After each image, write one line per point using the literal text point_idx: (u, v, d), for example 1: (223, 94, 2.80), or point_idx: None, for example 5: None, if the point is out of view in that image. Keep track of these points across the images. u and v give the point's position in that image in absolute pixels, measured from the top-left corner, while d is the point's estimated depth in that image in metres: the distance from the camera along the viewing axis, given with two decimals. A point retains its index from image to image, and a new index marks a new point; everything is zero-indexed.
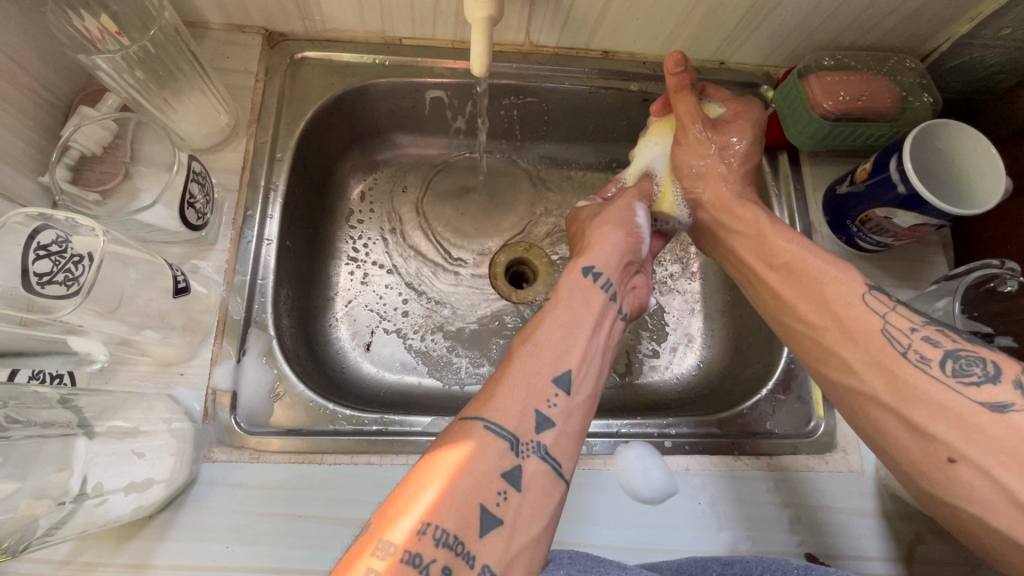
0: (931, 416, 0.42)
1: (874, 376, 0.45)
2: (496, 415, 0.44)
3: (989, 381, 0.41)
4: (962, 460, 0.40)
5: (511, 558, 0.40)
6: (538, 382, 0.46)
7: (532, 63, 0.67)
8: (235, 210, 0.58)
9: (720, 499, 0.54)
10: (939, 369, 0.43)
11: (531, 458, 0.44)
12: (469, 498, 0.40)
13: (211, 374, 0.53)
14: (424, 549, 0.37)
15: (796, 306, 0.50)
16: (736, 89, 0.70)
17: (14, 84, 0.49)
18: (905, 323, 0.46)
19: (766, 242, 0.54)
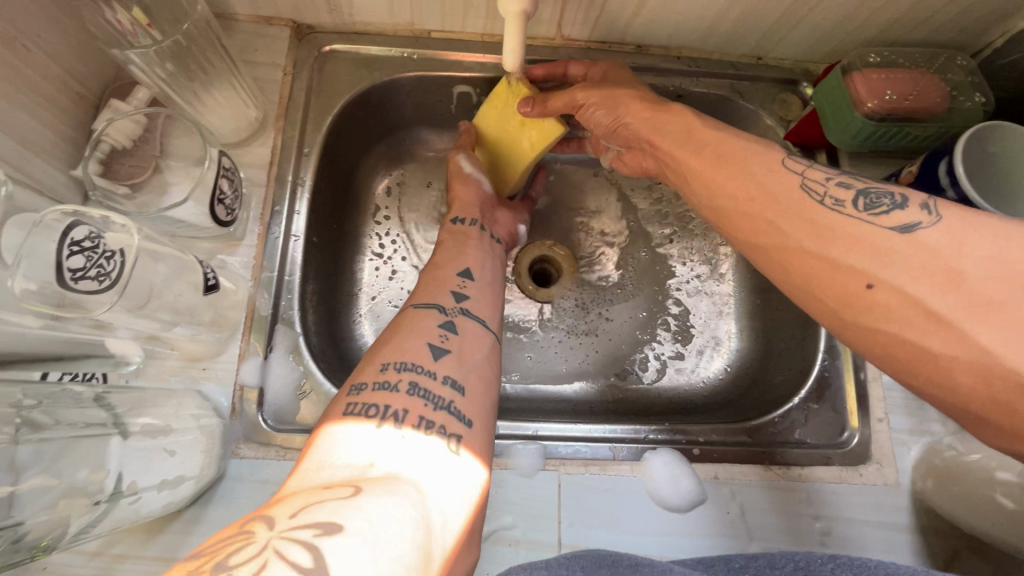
0: (842, 248, 0.40)
1: (796, 228, 0.42)
2: (419, 300, 0.51)
3: (899, 209, 0.39)
4: (880, 285, 0.37)
5: (470, 374, 0.45)
6: (441, 278, 0.54)
7: (563, 57, 0.65)
8: (262, 205, 0.58)
9: (749, 509, 0.53)
10: (853, 207, 0.41)
11: (460, 316, 0.50)
12: (417, 341, 0.46)
13: (238, 370, 0.53)
14: (390, 376, 0.42)
15: (725, 187, 0.46)
16: (774, 86, 0.67)
17: (46, 76, 0.49)
18: (820, 176, 0.44)
19: (695, 132, 0.50)
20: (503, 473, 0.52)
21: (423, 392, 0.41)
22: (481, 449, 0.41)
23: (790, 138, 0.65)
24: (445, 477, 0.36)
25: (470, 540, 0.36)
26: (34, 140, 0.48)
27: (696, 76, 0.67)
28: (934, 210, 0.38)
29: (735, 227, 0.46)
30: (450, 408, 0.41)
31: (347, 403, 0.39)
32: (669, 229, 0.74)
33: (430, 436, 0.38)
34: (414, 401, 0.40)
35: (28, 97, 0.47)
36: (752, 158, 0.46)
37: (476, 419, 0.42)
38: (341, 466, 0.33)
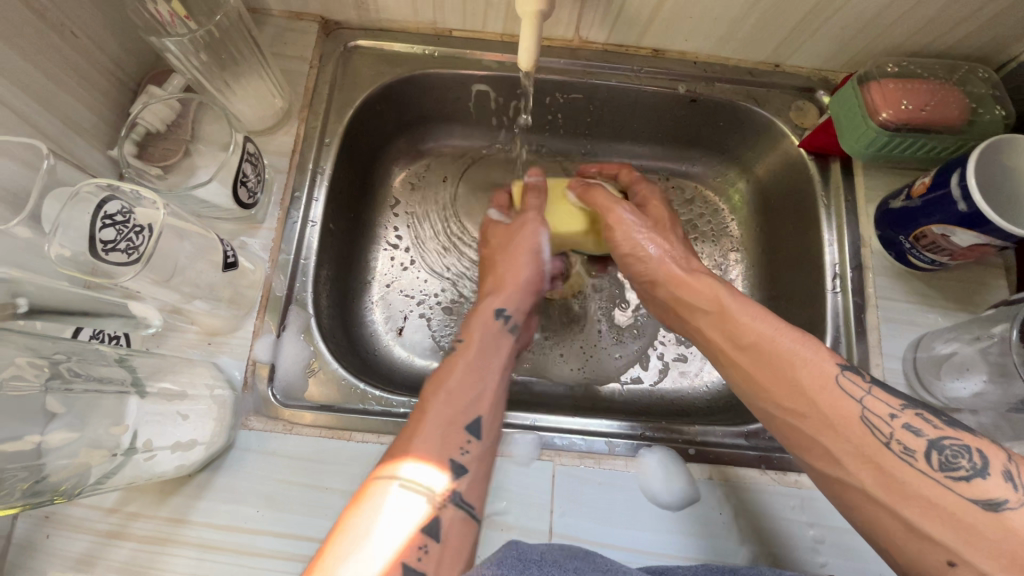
0: (913, 505, 0.38)
1: (860, 470, 0.41)
2: (417, 460, 0.44)
3: (979, 476, 0.37)
4: (964, 565, 0.36)
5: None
6: (448, 431, 0.46)
7: (579, 58, 0.67)
8: (283, 190, 0.61)
9: (742, 512, 0.53)
10: (925, 463, 0.39)
11: (447, 506, 0.43)
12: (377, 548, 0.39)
13: (252, 347, 0.56)
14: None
15: (767, 388, 0.46)
16: (791, 93, 0.67)
17: (91, 62, 0.53)
18: (884, 410, 0.41)
19: (730, 324, 0.50)
20: (500, 460, 0.54)
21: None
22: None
23: (803, 147, 0.65)
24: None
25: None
26: (76, 121, 0.52)
27: (712, 81, 0.67)
28: (1018, 481, 0.36)
29: (790, 440, 0.45)
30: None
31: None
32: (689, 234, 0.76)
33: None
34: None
35: (72, 79, 0.51)
36: (804, 356, 0.45)
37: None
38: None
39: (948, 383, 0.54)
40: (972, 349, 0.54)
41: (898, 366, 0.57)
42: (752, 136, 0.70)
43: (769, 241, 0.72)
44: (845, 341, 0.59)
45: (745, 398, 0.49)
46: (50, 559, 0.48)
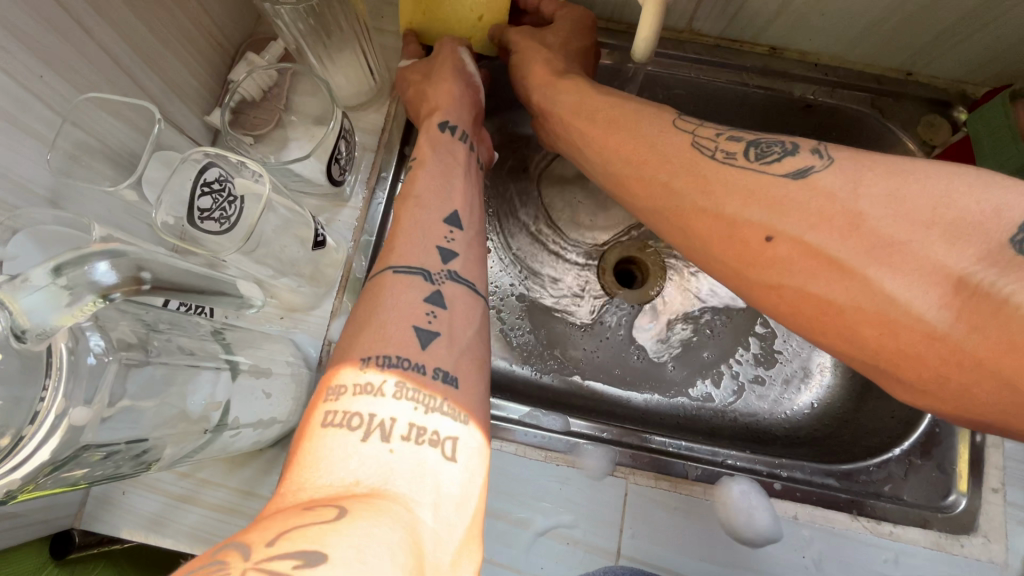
0: (818, 202, 0.39)
1: (687, 187, 0.45)
2: (400, 260, 0.45)
3: (789, 155, 0.43)
4: (778, 236, 0.40)
5: (461, 359, 0.41)
6: (427, 223, 0.47)
7: (688, 52, 0.62)
8: (371, 169, 0.59)
9: (827, 558, 0.49)
10: (744, 158, 0.44)
11: (445, 284, 0.45)
12: (401, 328, 0.41)
13: (328, 326, 0.55)
14: (373, 380, 0.37)
15: (619, 149, 0.50)
16: (922, 106, 0.61)
17: (198, 25, 0.53)
18: (710, 133, 0.47)
19: (586, 103, 0.53)
20: (570, 471, 0.51)
21: (412, 390, 0.37)
22: (476, 442, 0.37)
23: None
24: (431, 474, 0.33)
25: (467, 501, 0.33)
26: (178, 84, 0.52)
27: (832, 87, 0.61)
28: (823, 152, 0.42)
29: (635, 194, 0.49)
30: (443, 408, 0.37)
31: (324, 414, 0.35)
32: None
33: (423, 448, 0.34)
34: (403, 406, 0.36)
35: (178, 41, 0.51)
36: (649, 123, 0.49)
37: (472, 414, 0.38)
38: (321, 476, 0.31)
39: None
40: None
41: None
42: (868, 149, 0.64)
43: None
44: None
45: (601, 167, 0.52)
46: (124, 516, 0.49)
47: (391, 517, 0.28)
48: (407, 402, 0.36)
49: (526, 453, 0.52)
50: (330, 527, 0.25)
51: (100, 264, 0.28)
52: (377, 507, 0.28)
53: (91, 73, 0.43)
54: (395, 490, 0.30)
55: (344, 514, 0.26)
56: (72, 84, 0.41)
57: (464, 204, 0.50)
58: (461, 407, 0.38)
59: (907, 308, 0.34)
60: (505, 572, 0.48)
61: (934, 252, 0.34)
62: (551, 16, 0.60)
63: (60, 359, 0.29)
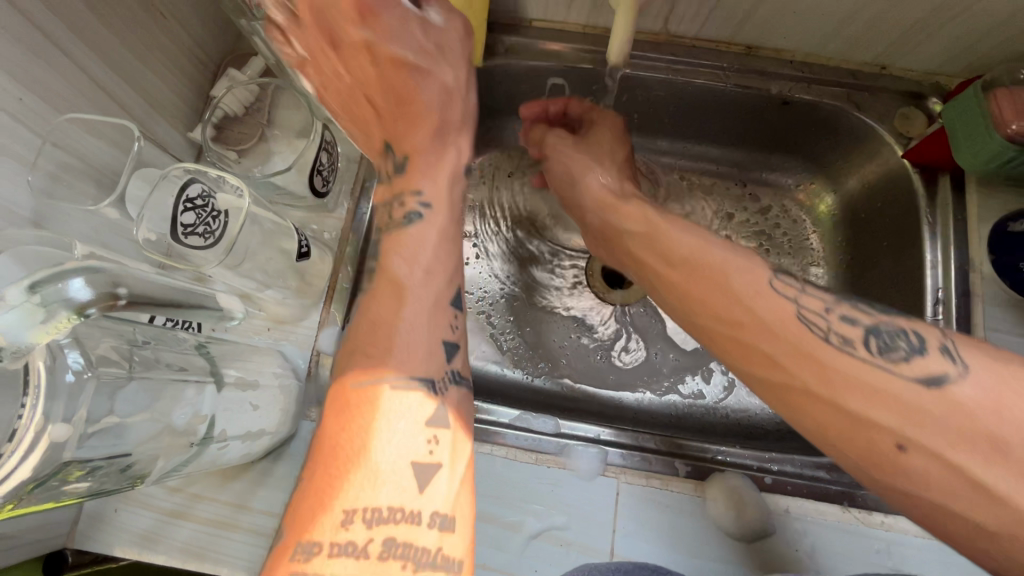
0: (956, 420, 0.35)
1: (799, 368, 0.39)
2: (398, 360, 0.35)
3: (918, 355, 0.37)
4: (911, 447, 0.35)
5: (464, 476, 0.34)
6: (430, 312, 0.38)
7: (665, 54, 0.63)
8: (355, 180, 0.60)
9: (820, 551, 0.49)
10: (864, 349, 0.38)
11: (448, 394, 0.36)
12: (394, 458, 0.32)
13: (317, 337, 0.55)
14: (356, 536, 0.30)
15: (706, 303, 0.43)
16: (897, 99, 0.62)
17: (179, 44, 0.53)
18: (818, 305, 0.41)
19: (659, 238, 0.48)
20: (562, 473, 0.51)
21: (403, 547, 0.30)
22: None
23: (907, 157, 0.60)
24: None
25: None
26: (160, 102, 0.52)
27: (808, 82, 0.62)
28: (956, 357, 0.37)
29: (724, 349, 0.43)
30: (434, 560, 0.31)
31: (295, 575, 0.28)
32: (756, 243, 0.72)
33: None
34: (389, 570, 0.30)
35: (159, 59, 0.51)
36: (734, 278, 0.43)
37: (470, 564, 0.32)
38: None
39: None
40: None
41: None
42: (846, 142, 0.65)
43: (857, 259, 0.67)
44: None
45: (680, 314, 0.46)
46: (118, 534, 0.50)
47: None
48: (394, 569, 0.30)
49: (517, 456, 0.52)
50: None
51: (76, 279, 0.30)
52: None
53: (72, 94, 0.43)
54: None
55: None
56: (52, 105, 0.41)
57: (435, 268, 0.40)
58: (459, 557, 0.32)
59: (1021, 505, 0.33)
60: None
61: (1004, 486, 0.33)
62: (582, 118, 0.61)
63: (38, 377, 0.30)
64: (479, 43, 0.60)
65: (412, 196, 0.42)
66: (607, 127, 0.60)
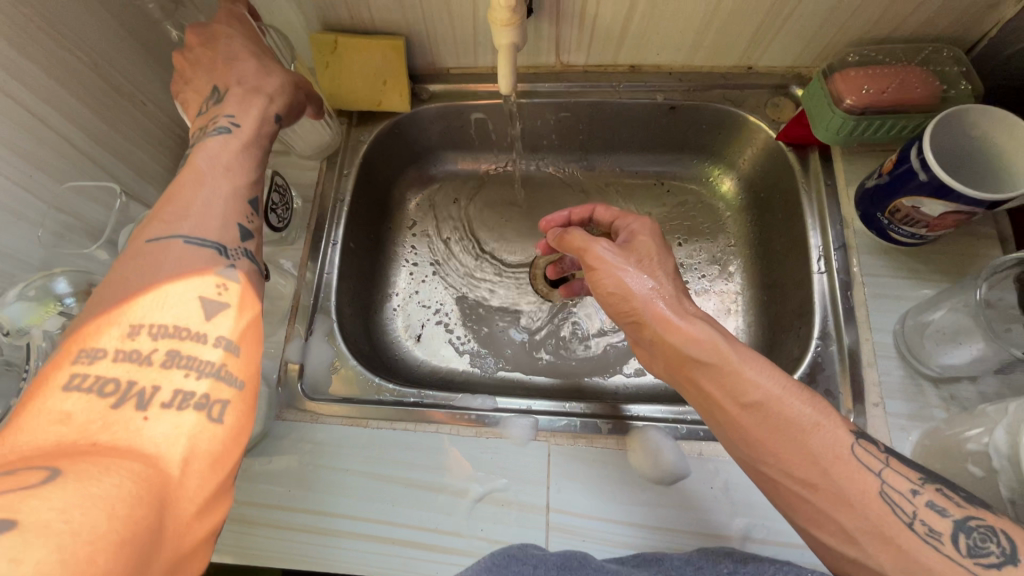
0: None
1: (863, 539, 0.40)
2: (194, 232, 0.45)
3: (1010, 562, 0.36)
4: None
5: (247, 329, 0.43)
6: (229, 201, 0.48)
7: (564, 81, 0.74)
8: (309, 216, 0.71)
9: (733, 486, 0.55)
10: (951, 547, 0.37)
11: (239, 260, 0.46)
12: (183, 296, 0.41)
13: (284, 348, 0.64)
14: (141, 346, 0.38)
15: (779, 459, 0.43)
16: (766, 92, 0.72)
17: (157, 123, 0.66)
18: (904, 485, 0.41)
19: (730, 378, 0.45)
20: (499, 441, 0.59)
21: (187, 357, 0.38)
22: (248, 411, 0.40)
23: (780, 139, 0.69)
24: (185, 432, 0.35)
25: (227, 460, 0.37)
26: (144, 170, 0.65)
27: (689, 88, 0.72)
28: None
29: (788, 505, 0.43)
30: (220, 372, 0.39)
31: (70, 377, 0.35)
32: (678, 236, 0.79)
33: (182, 412, 0.36)
34: (172, 373, 0.37)
35: (139, 136, 0.64)
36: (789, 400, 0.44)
37: (250, 381, 0.41)
38: (39, 443, 0.31)
39: (934, 352, 0.55)
40: (962, 316, 0.53)
41: (889, 340, 0.58)
42: (730, 133, 0.74)
43: (762, 232, 0.74)
44: (834, 317, 0.61)
45: (741, 456, 0.46)
46: None
47: (131, 479, 0.30)
48: (179, 368, 0.38)
49: (460, 430, 0.60)
50: (29, 496, 0.26)
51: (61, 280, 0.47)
52: (105, 469, 0.30)
53: (70, 169, 0.55)
54: (142, 452, 0.32)
55: (52, 479, 0.28)
56: (55, 177, 0.53)
57: (233, 168, 0.50)
58: (240, 373, 0.40)
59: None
60: (447, 537, 0.55)
61: None
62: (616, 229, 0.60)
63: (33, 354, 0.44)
64: (405, 91, 0.72)
65: (223, 117, 0.52)
66: (663, 267, 0.52)
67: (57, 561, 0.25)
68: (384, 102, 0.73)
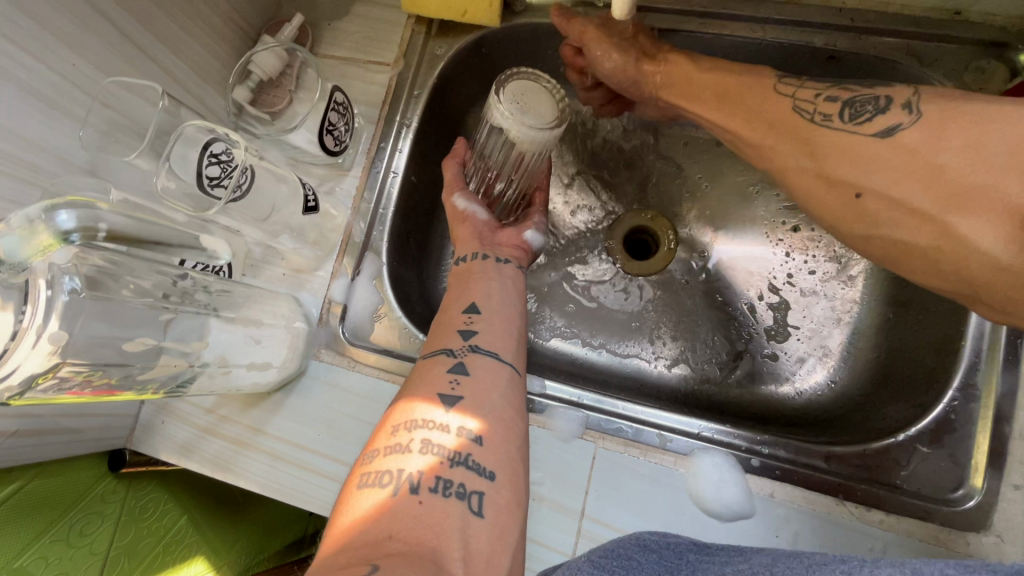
0: (903, 158, 0.43)
1: (793, 151, 0.49)
2: (430, 347, 0.49)
3: (881, 114, 0.45)
4: (867, 194, 0.44)
5: (489, 418, 0.43)
6: (442, 327, 0.50)
7: (694, 6, 0.58)
8: (371, 140, 0.63)
9: (805, 539, 0.47)
10: (839, 118, 0.46)
11: (472, 355, 0.47)
12: (427, 391, 0.44)
13: (329, 286, 0.60)
14: (401, 439, 0.40)
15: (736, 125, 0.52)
16: (970, 49, 0.53)
17: (218, 12, 0.59)
18: (808, 94, 0.49)
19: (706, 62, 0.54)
20: (541, 432, 0.52)
21: (437, 446, 0.40)
22: (505, 505, 0.39)
23: None
24: (454, 526, 0.35)
25: (499, 556, 0.36)
26: (202, 67, 0.58)
27: (861, 33, 0.55)
28: (914, 107, 0.44)
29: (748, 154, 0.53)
30: (468, 463, 0.39)
31: (360, 475, 0.38)
32: (792, 219, 0.65)
33: (450, 501, 0.37)
34: (429, 460, 0.39)
35: (197, 26, 0.56)
36: None
37: (500, 471, 0.40)
38: (359, 542, 0.33)
39: None
40: None
41: None
42: None
43: None
44: (986, 368, 0.49)
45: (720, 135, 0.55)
46: (163, 440, 0.59)
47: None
48: (433, 455, 0.39)
49: None
50: None
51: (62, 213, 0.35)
52: (411, 566, 0.30)
53: (117, 59, 0.49)
54: (423, 552, 0.32)
55: (373, 573, 0.28)
56: (101, 68, 0.47)
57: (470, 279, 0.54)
58: (488, 463, 0.40)
59: (969, 242, 0.39)
60: None
61: (1007, 193, 0.38)
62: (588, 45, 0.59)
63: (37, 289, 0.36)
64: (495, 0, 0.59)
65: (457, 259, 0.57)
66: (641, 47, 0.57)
67: None
68: (471, 13, 0.61)
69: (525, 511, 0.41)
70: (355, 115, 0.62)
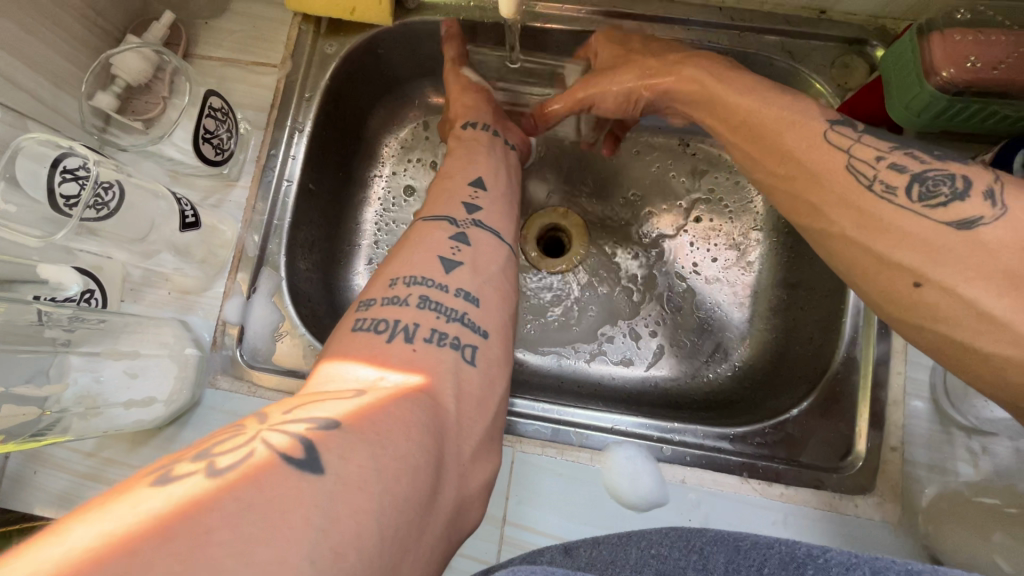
0: (982, 257, 0.37)
1: (841, 215, 0.43)
2: (432, 213, 0.49)
3: (957, 201, 0.39)
4: (930, 283, 0.38)
5: (483, 285, 0.44)
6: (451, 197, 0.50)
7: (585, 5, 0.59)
8: (260, 147, 0.59)
9: (714, 521, 0.48)
10: (905, 196, 0.41)
11: (471, 228, 0.48)
12: (427, 251, 0.45)
13: (222, 307, 0.55)
14: (399, 291, 0.42)
15: None
16: (836, 47, 0.57)
17: (70, 11, 0.52)
18: (870, 155, 0.43)
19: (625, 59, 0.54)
20: None
21: (434, 301, 0.41)
22: (496, 360, 0.41)
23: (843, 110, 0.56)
24: (447, 370, 0.38)
25: (485, 402, 0.39)
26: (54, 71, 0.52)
27: (740, 31, 0.57)
28: (998, 200, 0.38)
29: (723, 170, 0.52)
30: (463, 320, 0.41)
31: (354, 319, 0.40)
32: (694, 211, 0.68)
33: (445, 350, 0.39)
34: (427, 313, 0.40)
35: (45, 26, 0.50)
36: None
37: (492, 331, 0.42)
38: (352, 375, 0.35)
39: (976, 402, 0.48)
40: None
41: (923, 376, 0.51)
42: None
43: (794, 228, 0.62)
44: (863, 341, 0.53)
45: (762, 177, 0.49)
46: (34, 493, 0.52)
47: (419, 410, 0.33)
48: (430, 310, 0.41)
49: None
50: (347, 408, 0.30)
51: None
52: (403, 400, 0.33)
53: None
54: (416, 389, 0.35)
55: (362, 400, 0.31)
56: None
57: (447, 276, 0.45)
58: (481, 322, 0.42)
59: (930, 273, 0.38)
60: None
61: None
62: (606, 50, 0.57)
63: None
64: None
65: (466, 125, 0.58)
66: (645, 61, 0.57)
67: (375, 470, 0.27)
68: (360, 11, 0.59)
69: (512, 367, 0.43)
70: (239, 121, 0.58)
